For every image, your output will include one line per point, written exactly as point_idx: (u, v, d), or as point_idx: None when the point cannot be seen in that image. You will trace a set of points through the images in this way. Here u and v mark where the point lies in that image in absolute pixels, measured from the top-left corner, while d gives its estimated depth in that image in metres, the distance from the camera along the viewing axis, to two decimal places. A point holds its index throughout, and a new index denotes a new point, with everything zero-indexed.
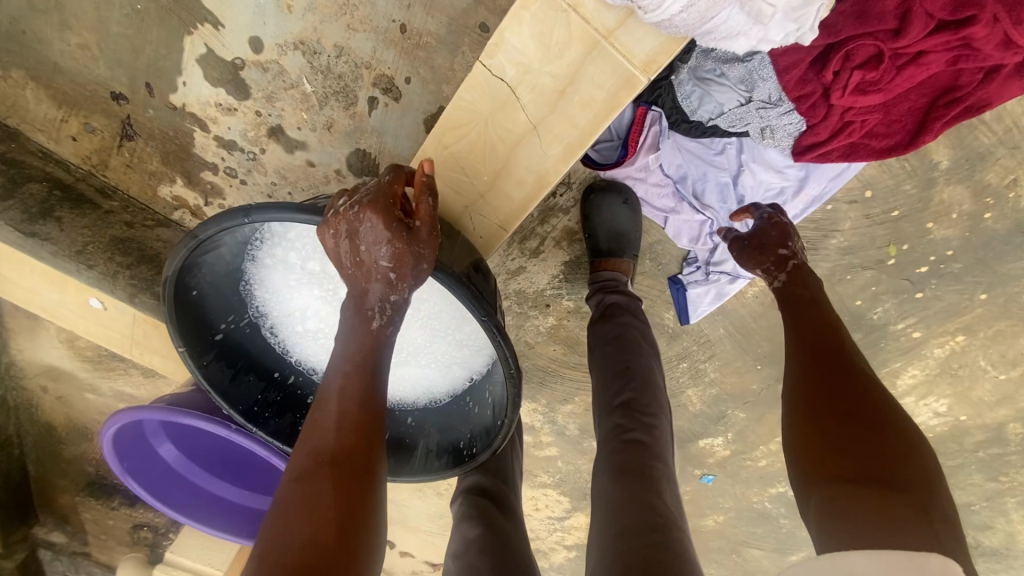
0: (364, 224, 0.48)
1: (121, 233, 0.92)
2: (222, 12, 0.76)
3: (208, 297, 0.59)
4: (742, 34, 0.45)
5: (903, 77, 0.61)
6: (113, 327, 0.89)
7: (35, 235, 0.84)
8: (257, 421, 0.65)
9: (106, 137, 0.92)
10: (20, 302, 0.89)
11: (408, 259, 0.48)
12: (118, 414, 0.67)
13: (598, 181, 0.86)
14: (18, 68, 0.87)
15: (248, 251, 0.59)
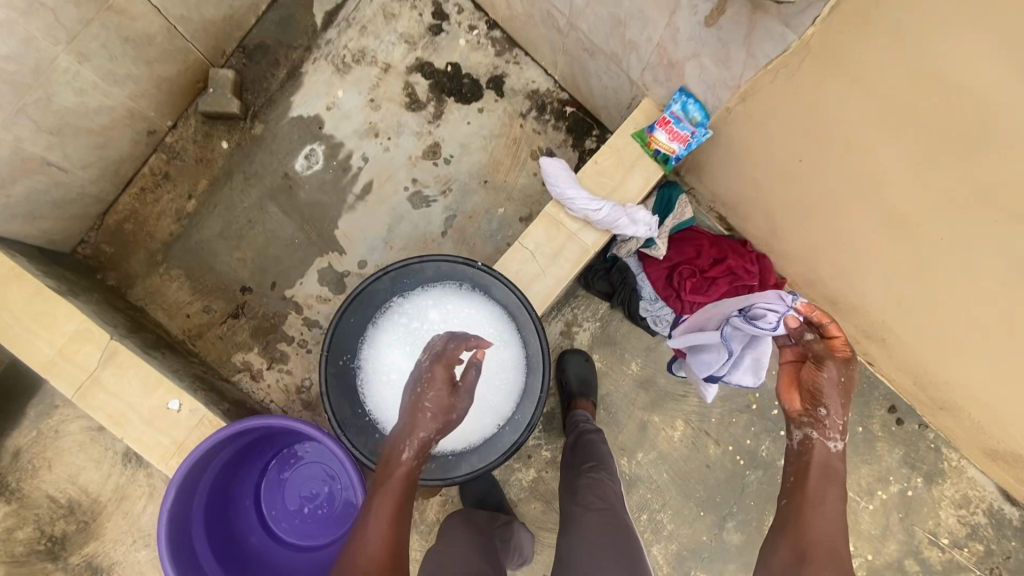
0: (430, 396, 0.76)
1: (202, 373, 1.21)
2: (348, 246, 1.34)
3: (342, 338, 0.95)
4: (631, 226, 1.09)
5: (710, 288, 1.21)
6: (172, 431, 1.05)
7: (151, 356, 1.13)
8: (345, 428, 0.92)
9: (217, 315, 1.32)
10: (94, 408, 1.05)
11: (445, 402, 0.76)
12: (230, 425, 0.87)
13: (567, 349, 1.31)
14: (180, 269, 1.35)
15: (374, 316, 0.98)
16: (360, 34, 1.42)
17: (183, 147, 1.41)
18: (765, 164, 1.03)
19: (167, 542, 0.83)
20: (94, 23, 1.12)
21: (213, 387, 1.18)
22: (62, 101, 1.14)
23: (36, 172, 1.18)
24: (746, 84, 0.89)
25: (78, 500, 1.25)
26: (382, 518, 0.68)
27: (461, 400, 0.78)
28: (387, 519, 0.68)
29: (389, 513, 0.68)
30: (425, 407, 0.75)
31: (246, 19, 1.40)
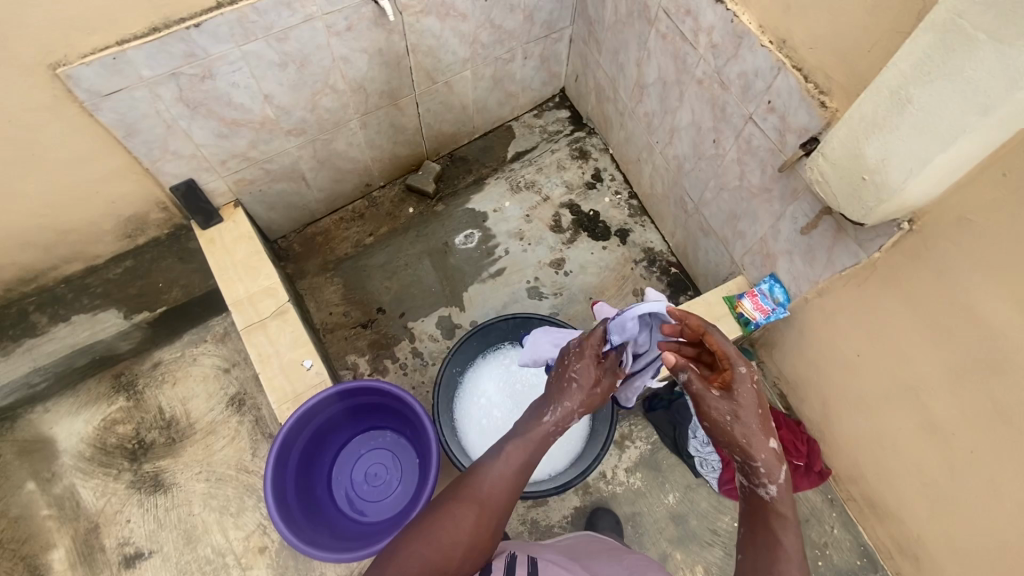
0: (578, 368, 0.89)
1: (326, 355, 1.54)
2: (469, 309, 1.69)
3: (461, 354, 1.22)
4: None
5: None
6: (300, 382, 1.33)
7: (307, 328, 1.47)
8: (439, 420, 1.16)
9: (350, 320, 1.67)
10: (255, 344, 1.37)
11: (587, 377, 0.88)
12: (363, 381, 1.13)
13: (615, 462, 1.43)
14: (339, 277, 1.73)
15: (488, 348, 1.26)
16: (536, 171, 1.90)
17: (382, 201, 1.87)
18: (826, 355, 1.24)
19: (274, 462, 1.05)
20: (381, 109, 1.62)
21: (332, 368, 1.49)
22: (336, 144, 1.63)
23: (291, 181, 1.63)
24: (823, 283, 1.16)
25: (179, 419, 1.48)
26: (505, 472, 0.82)
27: (599, 387, 0.90)
28: (508, 481, 0.82)
29: (511, 473, 0.83)
30: (573, 383, 0.87)
31: (464, 137, 1.94)
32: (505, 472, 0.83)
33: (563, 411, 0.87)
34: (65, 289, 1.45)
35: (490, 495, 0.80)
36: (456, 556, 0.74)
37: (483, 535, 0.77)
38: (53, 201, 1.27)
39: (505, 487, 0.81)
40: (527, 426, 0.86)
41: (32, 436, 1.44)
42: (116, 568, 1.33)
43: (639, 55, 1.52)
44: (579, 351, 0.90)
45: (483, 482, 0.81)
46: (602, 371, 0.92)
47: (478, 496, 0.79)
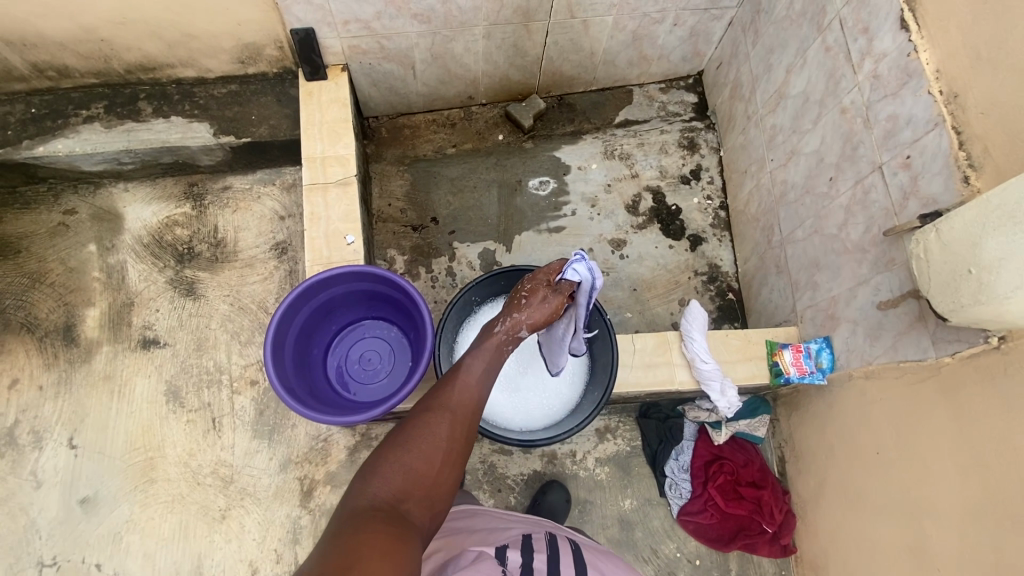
0: (528, 291, 1.03)
1: (369, 240, 1.59)
2: (514, 251, 1.69)
3: (483, 287, 1.25)
4: (719, 392, 1.25)
5: (731, 501, 1.31)
6: (337, 252, 1.39)
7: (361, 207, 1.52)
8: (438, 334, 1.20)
9: (404, 217, 1.71)
10: (311, 202, 1.42)
11: (535, 299, 1.02)
12: (384, 270, 1.16)
13: (589, 454, 1.42)
14: (410, 174, 1.76)
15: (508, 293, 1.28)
16: (636, 145, 1.81)
17: (478, 118, 1.85)
18: (844, 438, 1.17)
19: (286, 308, 1.12)
20: (510, 25, 1.57)
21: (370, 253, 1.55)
22: (455, 44, 1.60)
23: (400, 65, 1.63)
24: (876, 366, 1.07)
25: (227, 243, 1.59)
26: (469, 381, 0.92)
27: (547, 304, 1.02)
28: (470, 392, 0.90)
29: (472, 385, 0.91)
30: (523, 301, 1.02)
31: (580, 85, 1.86)
32: (465, 383, 0.91)
33: (510, 325, 1.00)
34: (175, 89, 1.55)
35: (461, 405, 0.87)
36: (436, 462, 0.79)
37: (459, 443, 0.83)
38: (187, 3, 1.33)
39: (468, 397, 0.89)
40: (482, 341, 0.98)
41: (107, 207, 1.60)
42: (134, 345, 1.49)
43: (793, 61, 1.37)
44: (533, 280, 1.03)
45: (448, 394, 0.89)
46: (550, 292, 1.02)
47: (449, 405, 0.86)
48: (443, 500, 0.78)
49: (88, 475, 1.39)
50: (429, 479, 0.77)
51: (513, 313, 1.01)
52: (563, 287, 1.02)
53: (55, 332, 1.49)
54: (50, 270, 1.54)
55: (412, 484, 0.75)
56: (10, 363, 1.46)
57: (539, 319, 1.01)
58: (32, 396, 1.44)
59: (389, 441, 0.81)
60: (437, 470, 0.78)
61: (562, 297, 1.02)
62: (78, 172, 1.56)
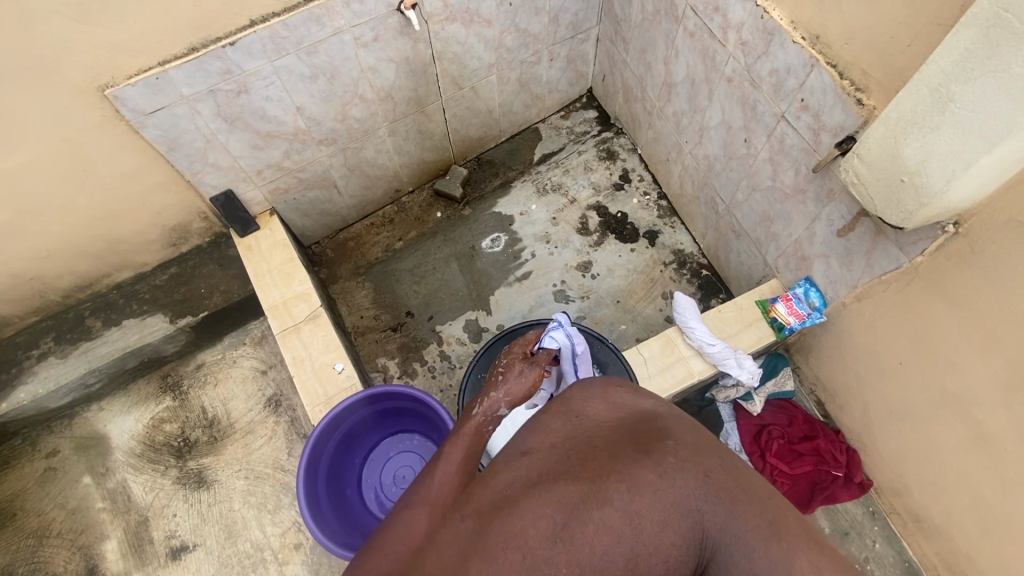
0: (505, 363, 0.92)
1: (356, 359, 1.58)
2: (494, 313, 1.71)
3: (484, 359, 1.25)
4: (736, 368, 1.27)
5: (795, 461, 1.31)
6: (332, 385, 1.37)
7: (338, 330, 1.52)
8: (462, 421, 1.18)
9: (380, 324, 1.71)
10: (289, 347, 1.41)
11: (514, 371, 0.90)
12: (388, 384, 1.17)
13: None
14: (369, 282, 1.78)
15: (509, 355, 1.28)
16: (563, 173, 1.89)
17: (411, 206, 1.90)
18: (867, 364, 1.19)
19: (305, 464, 1.09)
20: (409, 116, 1.65)
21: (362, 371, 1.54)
22: (366, 151, 1.66)
23: (323, 189, 1.68)
24: (862, 288, 1.11)
25: (220, 419, 1.55)
26: (448, 469, 0.71)
27: (529, 374, 0.90)
28: (452, 481, 0.70)
29: (454, 472, 0.71)
30: (498, 378, 0.89)
31: (491, 141, 1.94)
32: (445, 471, 0.71)
33: (488, 402, 0.83)
34: (118, 294, 1.54)
35: (438, 500, 0.67)
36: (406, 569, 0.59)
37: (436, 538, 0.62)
38: (103, 213, 1.34)
39: (448, 482, 0.69)
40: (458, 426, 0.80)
41: (88, 433, 1.55)
42: (164, 559, 1.41)
43: (667, 53, 1.49)
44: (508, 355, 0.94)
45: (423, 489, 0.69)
46: (526, 364, 0.92)
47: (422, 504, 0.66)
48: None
49: None
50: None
51: (492, 390, 0.86)
52: (541, 354, 0.96)
53: None
54: (51, 521, 1.45)
55: None
56: None
57: (522, 392, 0.88)
58: None
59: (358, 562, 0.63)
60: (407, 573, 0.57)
61: (540, 367, 0.91)
62: (48, 411, 1.51)
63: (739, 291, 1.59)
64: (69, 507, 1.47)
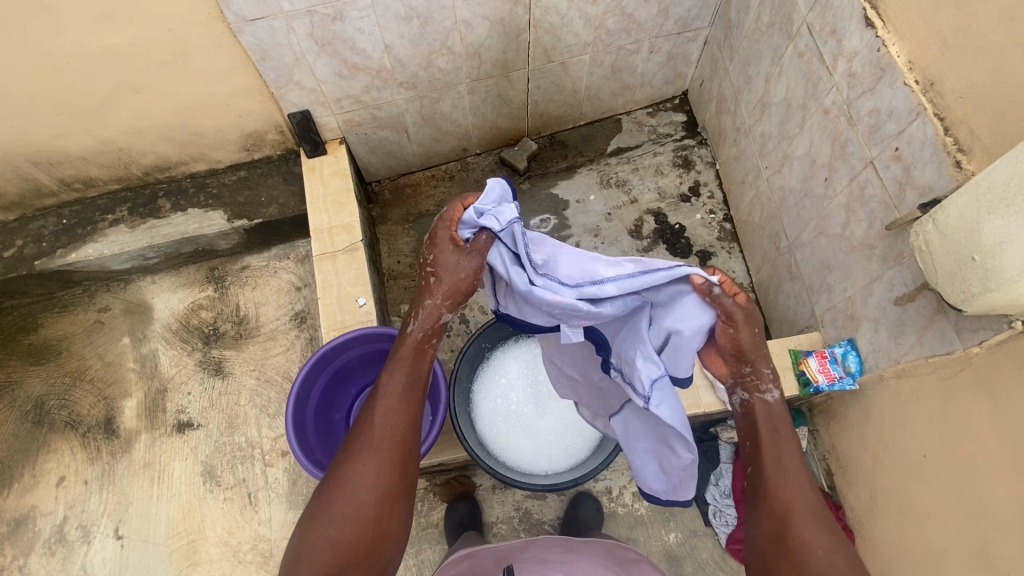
0: (433, 257, 0.91)
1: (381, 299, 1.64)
2: None
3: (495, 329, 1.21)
4: None
5: None
6: (352, 316, 1.43)
7: (371, 267, 1.57)
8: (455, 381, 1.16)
9: (413, 272, 1.75)
10: (323, 271, 1.48)
11: (442, 269, 0.91)
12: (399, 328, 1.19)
13: (625, 490, 1.39)
14: (415, 231, 1.82)
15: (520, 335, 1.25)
16: (631, 171, 1.84)
17: (474, 168, 1.92)
18: (891, 449, 1.10)
19: (305, 374, 1.15)
20: (492, 78, 1.65)
21: (383, 312, 1.60)
22: (442, 104, 1.68)
23: (394, 131, 1.72)
24: (905, 364, 1.02)
25: (249, 320, 1.65)
26: (390, 406, 0.88)
27: (467, 258, 0.90)
28: (394, 407, 0.88)
29: (396, 400, 0.89)
30: (431, 282, 0.92)
31: (568, 122, 1.91)
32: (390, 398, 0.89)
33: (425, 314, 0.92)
34: (189, 183, 1.66)
35: (388, 441, 0.86)
36: (375, 491, 0.83)
37: (394, 456, 0.85)
38: (190, 105, 1.44)
39: (394, 405, 0.88)
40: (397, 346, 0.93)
41: (137, 300, 1.70)
42: (170, 429, 1.54)
43: (770, 70, 1.39)
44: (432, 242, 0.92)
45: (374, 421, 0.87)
46: (462, 254, 0.90)
47: (374, 446, 0.85)
48: (388, 537, 0.82)
49: (134, 564, 1.42)
50: (369, 516, 0.81)
51: (426, 297, 0.92)
52: (476, 243, 0.89)
53: (96, 426, 1.56)
54: (88, 366, 1.62)
55: (359, 533, 0.80)
56: (57, 461, 1.53)
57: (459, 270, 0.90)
58: (79, 490, 1.49)
59: (327, 489, 0.84)
60: (371, 511, 0.82)
61: (479, 258, 0.90)
62: (108, 272, 1.67)
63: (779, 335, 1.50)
64: (105, 358, 1.63)
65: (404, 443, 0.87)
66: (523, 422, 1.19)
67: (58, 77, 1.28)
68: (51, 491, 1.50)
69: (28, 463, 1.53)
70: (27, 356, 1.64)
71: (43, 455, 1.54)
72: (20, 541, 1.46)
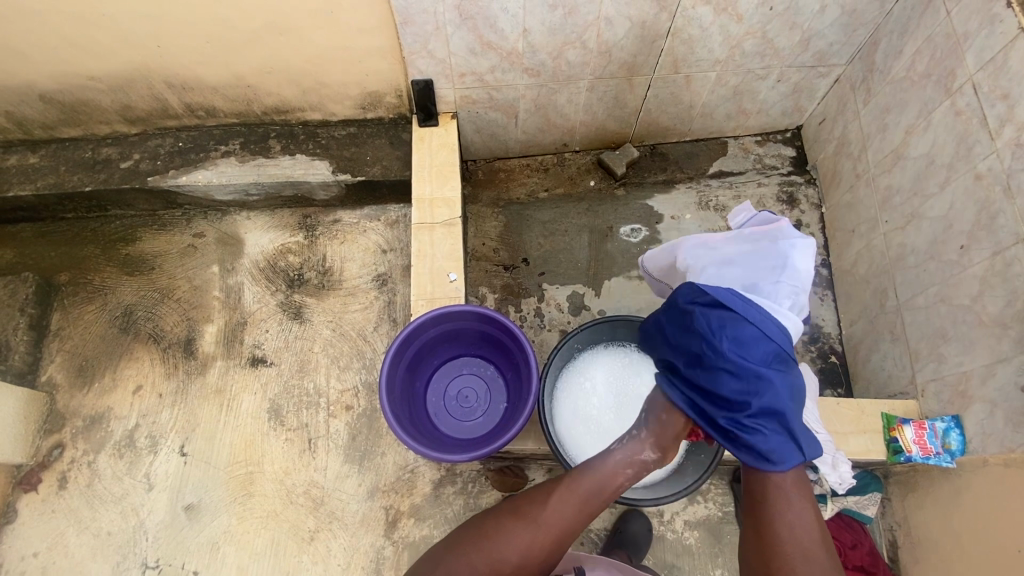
0: None
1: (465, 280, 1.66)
2: (603, 298, 1.70)
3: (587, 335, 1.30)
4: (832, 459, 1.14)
5: None
6: (441, 290, 1.45)
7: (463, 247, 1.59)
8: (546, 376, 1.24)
9: (497, 258, 1.76)
10: (420, 241, 1.50)
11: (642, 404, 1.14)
12: (500, 314, 1.21)
13: (677, 517, 1.38)
14: (504, 217, 1.82)
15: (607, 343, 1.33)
16: (732, 197, 1.80)
17: (571, 164, 1.90)
18: (982, 540, 1.07)
19: (400, 340, 1.18)
20: (615, 79, 1.63)
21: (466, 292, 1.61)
22: (559, 96, 1.67)
23: (505, 114, 1.71)
24: (1019, 455, 1.00)
25: (333, 272, 1.69)
26: (580, 498, 1.06)
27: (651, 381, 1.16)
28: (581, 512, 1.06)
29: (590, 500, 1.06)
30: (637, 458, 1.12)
31: (674, 136, 1.87)
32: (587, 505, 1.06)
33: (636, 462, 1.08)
34: (301, 130, 1.71)
35: (556, 520, 1.04)
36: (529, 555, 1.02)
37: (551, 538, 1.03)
38: (326, 56, 1.47)
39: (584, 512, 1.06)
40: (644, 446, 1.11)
41: (230, 232, 1.75)
42: (245, 362, 1.60)
43: (913, 123, 1.33)
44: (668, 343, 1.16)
45: (555, 503, 1.06)
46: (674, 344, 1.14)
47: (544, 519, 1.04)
48: None
49: (193, 482, 1.48)
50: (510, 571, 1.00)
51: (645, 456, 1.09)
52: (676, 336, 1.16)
53: (177, 344, 1.63)
54: (178, 286, 1.69)
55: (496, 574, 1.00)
56: (136, 369, 1.60)
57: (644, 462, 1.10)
58: (153, 402, 1.57)
59: (507, 517, 1.06)
60: (504, 574, 1.00)
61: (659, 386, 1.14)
62: (211, 200, 1.73)
63: (863, 395, 1.46)
64: (194, 281, 1.70)
65: (563, 541, 1.05)
66: (600, 428, 1.26)
67: (214, 7, 1.32)
68: (128, 397, 1.58)
69: (111, 366, 1.61)
70: (122, 265, 1.72)
71: (125, 361, 1.62)
72: (92, 438, 1.54)
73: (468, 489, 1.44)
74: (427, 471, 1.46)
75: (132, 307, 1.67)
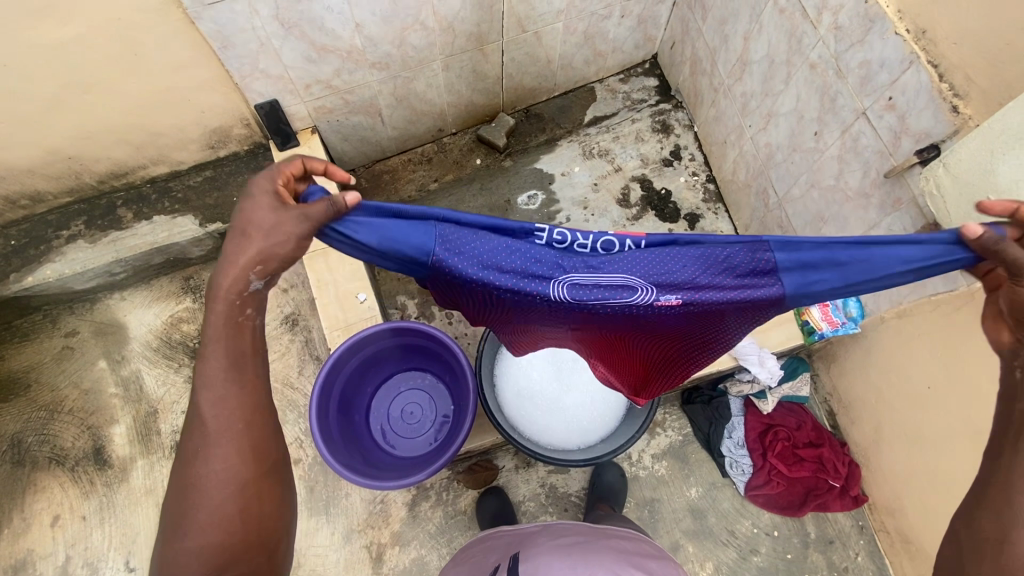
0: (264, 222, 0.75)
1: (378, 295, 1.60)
2: None
3: None
4: (759, 360, 1.31)
5: (794, 466, 1.34)
6: (355, 314, 1.39)
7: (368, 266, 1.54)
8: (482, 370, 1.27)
9: None
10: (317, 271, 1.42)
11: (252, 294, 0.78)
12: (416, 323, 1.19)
13: (645, 456, 1.43)
14: None
15: None
16: (612, 139, 1.83)
17: (451, 148, 1.85)
18: (894, 386, 1.20)
19: (320, 383, 1.12)
20: (467, 52, 1.58)
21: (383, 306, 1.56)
22: (417, 83, 1.60)
23: (368, 115, 1.63)
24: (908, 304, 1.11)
25: None
26: (226, 384, 0.78)
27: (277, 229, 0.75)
28: (236, 453, 0.79)
29: (235, 431, 0.79)
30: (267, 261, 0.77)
31: (543, 93, 1.87)
32: (247, 428, 0.80)
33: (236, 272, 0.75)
34: (150, 189, 1.54)
35: (227, 420, 0.79)
36: (234, 466, 0.78)
37: (239, 430, 0.79)
38: (147, 103, 1.32)
39: (243, 432, 0.80)
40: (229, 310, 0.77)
41: (108, 320, 1.57)
42: (168, 452, 1.46)
43: (748, 28, 1.40)
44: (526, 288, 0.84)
45: (207, 458, 0.78)
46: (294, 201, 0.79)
47: (220, 432, 0.78)
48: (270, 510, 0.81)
49: None
50: (238, 506, 0.78)
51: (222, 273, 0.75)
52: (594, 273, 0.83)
53: (84, 458, 1.46)
54: (66, 397, 1.50)
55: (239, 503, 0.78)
56: (47, 500, 1.42)
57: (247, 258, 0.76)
58: (78, 527, 1.41)
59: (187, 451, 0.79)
60: (243, 494, 0.79)
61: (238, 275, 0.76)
62: (71, 292, 1.54)
63: None
64: (83, 385, 1.52)
65: (254, 416, 0.81)
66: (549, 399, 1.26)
67: None
68: (46, 532, 1.40)
69: (16, 506, 1.42)
70: None
71: (29, 496, 1.43)
72: None
73: (441, 499, 1.41)
74: (397, 496, 1.42)
75: (19, 437, 1.47)
